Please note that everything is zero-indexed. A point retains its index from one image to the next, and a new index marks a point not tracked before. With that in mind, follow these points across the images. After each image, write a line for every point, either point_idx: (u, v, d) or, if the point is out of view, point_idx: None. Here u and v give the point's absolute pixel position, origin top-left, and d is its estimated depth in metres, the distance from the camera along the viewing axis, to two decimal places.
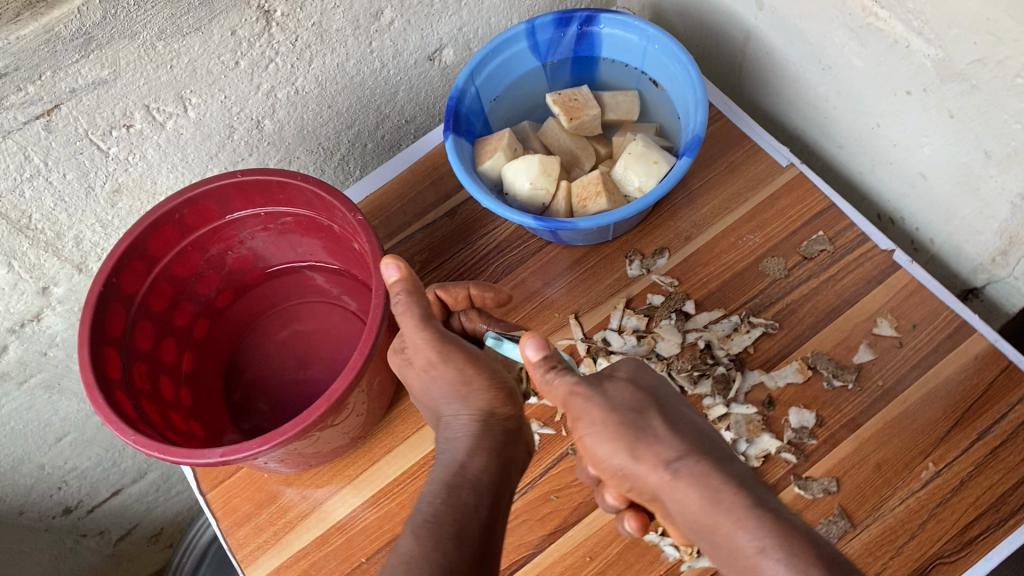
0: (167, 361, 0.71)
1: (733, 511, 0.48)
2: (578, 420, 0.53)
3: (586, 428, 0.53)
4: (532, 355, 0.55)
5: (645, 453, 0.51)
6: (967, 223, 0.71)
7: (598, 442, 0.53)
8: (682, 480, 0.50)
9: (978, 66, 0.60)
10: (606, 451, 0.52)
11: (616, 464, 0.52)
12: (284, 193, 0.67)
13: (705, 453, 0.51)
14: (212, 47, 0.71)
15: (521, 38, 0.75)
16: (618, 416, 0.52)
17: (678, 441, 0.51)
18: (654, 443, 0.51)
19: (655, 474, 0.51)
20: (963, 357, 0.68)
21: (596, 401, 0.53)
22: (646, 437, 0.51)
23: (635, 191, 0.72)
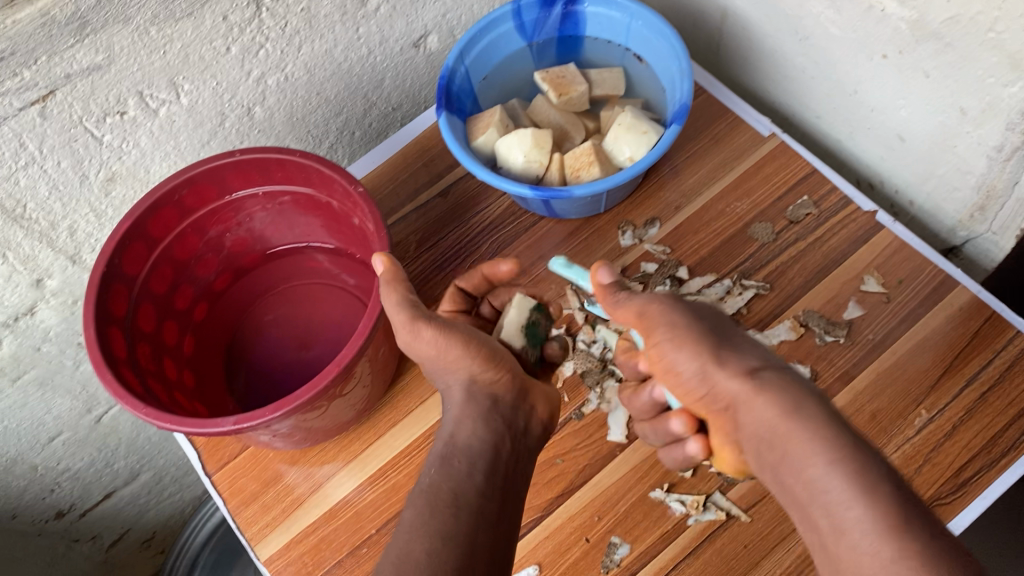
0: (169, 344, 0.71)
1: (813, 423, 0.46)
2: (656, 320, 0.53)
3: (663, 333, 0.53)
4: (604, 279, 0.58)
5: (730, 363, 0.50)
6: (946, 181, 0.73)
7: (672, 349, 0.52)
8: (766, 389, 0.48)
9: (952, 24, 0.63)
10: (680, 356, 0.51)
11: (673, 362, 0.52)
12: (282, 171, 0.68)
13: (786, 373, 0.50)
14: (204, 32, 0.72)
15: (507, 19, 0.77)
16: (696, 319, 0.52)
17: (757, 359, 0.50)
18: (737, 354, 0.50)
19: (738, 381, 0.49)
20: (948, 308, 0.70)
21: (675, 309, 0.53)
22: (732, 349, 0.51)
23: (626, 161, 0.73)
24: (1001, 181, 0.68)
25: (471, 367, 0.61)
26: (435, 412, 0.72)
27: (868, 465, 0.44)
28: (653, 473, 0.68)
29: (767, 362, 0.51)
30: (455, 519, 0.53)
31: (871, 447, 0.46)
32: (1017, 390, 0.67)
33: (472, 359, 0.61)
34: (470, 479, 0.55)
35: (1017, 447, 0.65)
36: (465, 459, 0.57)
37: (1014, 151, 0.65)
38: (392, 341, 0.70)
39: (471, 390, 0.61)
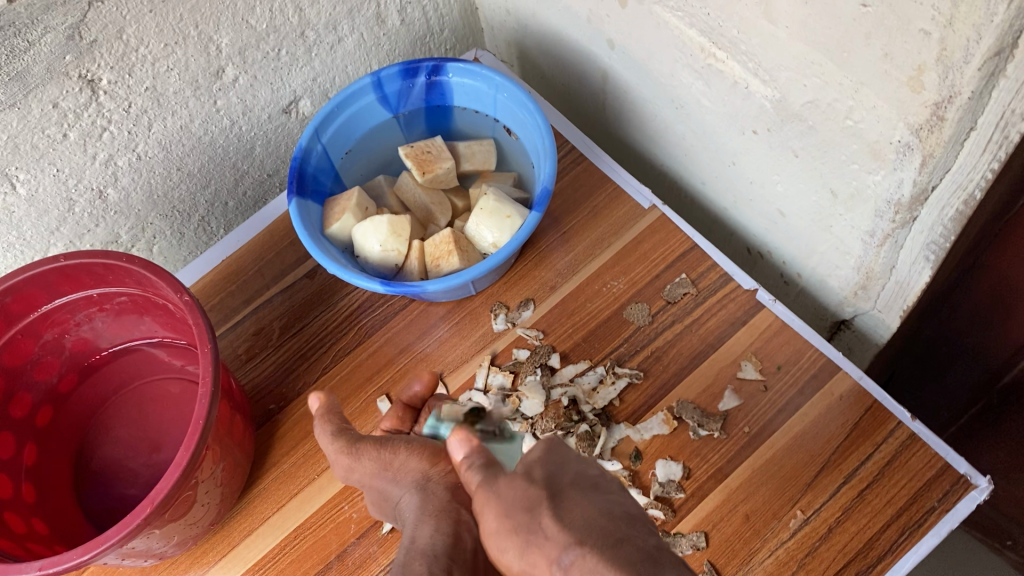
0: (4, 458, 0.66)
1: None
2: (479, 516, 0.44)
3: (487, 535, 0.43)
4: (458, 457, 0.47)
5: (542, 559, 0.40)
6: (827, 258, 0.70)
7: (500, 551, 0.43)
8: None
9: (812, 107, 0.58)
10: (507, 562, 0.42)
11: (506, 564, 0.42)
12: (112, 274, 0.64)
13: (598, 536, 0.39)
14: (33, 122, 0.67)
15: (367, 91, 0.72)
16: (503, 507, 0.43)
17: (569, 531, 0.40)
18: (546, 542, 0.40)
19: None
20: (828, 397, 0.66)
21: (490, 501, 0.43)
22: (539, 537, 0.41)
23: (490, 247, 0.70)
24: (878, 264, 0.65)
25: (422, 467, 0.53)
26: (292, 519, 0.67)
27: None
28: None
29: (587, 525, 0.40)
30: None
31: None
32: (896, 488, 0.62)
33: (420, 456, 0.53)
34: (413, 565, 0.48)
35: (893, 552, 0.60)
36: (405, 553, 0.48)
37: (885, 238, 0.62)
38: (241, 447, 0.66)
39: (426, 489, 0.52)
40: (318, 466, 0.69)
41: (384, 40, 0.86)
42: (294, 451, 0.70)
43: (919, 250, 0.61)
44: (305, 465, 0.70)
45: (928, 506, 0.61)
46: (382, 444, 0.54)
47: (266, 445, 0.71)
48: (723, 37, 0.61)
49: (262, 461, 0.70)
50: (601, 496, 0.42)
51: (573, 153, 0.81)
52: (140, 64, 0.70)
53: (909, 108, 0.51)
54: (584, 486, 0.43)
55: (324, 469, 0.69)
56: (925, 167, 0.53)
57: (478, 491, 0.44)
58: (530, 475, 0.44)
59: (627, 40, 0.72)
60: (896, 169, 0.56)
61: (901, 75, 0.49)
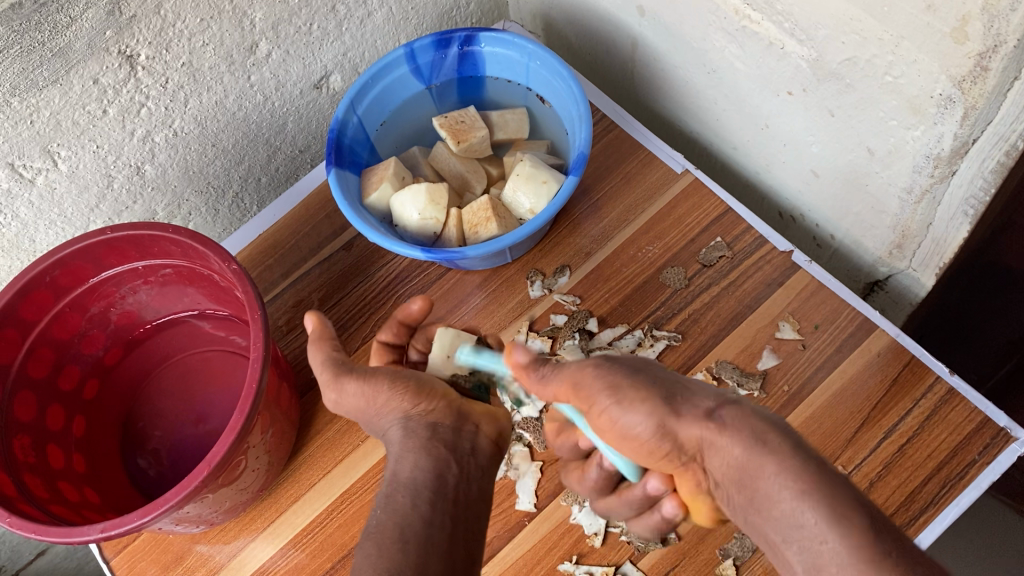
0: (54, 429, 0.67)
1: (775, 453, 0.42)
2: (591, 395, 0.47)
3: (602, 403, 0.47)
4: (518, 359, 0.52)
5: (686, 412, 0.45)
6: (862, 218, 0.70)
7: (619, 412, 0.46)
8: (729, 428, 0.43)
9: (850, 65, 0.59)
10: (625, 422, 0.46)
11: (622, 420, 0.46)
12: (158, 246, 0.65)
13: (737, 403, 0.45)
14: (74, 98, 0.67)
15: (401, 62, 0.73)
16: (636, 378, 0.47)
17: (713, 398, 0.45)
18: (688, 403, 0.45)
19: (700, 429, 0.44)
20: (866, 355, 0.67)
21: (612, 372, 0.47)
22: (678, 400, 0.46)
23: (527, 213, 0.70)
24: (914, 222, 0.65)
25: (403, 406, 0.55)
26: (338, 485, 0.69)
27: (836, 504, 0.39)
28: (562, 544, 0.65)
29: (723, 395, 0.46)
30: (404, 552, 0.46)
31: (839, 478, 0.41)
32: (937, 441, 0.63)
33: (403, 394, 0.55)
34: (415, 511, 0.49)
35: (936, 504, 0.61)
36: (405, 495, 0.50)
37: (923, 194, 0.62)
38: (287, 415, 0.67)
39: (408, 426, 0.54)
40: (362, 433, 0.70)
41: (412, 13, 0.87)
42: (337, 419, 0.71)
43: (957, 205, 0.61)
44: (349, 432, 0.71)
45: (969, 459, 0.62)
46: (365, 376, 0.55)
47: (309, 414, 0.72)
48: None
49: (306, 430, 0.72)
50: (701, 385, 0.47)
51: (604, 121, 0.81)
52: (177, 40, 0.70)
53: (952, 60, 0.51)
54: (665, 368, 0.49)
55: (368, 436, 0.70)
56: (967, 119, 0.54)
57: (585, 370, 0.48)
58: (633, 362, 0.49)
59: (658, 6, 0.72)
60: (936, 124, 0.56)
61: (944, 27, 0.50)
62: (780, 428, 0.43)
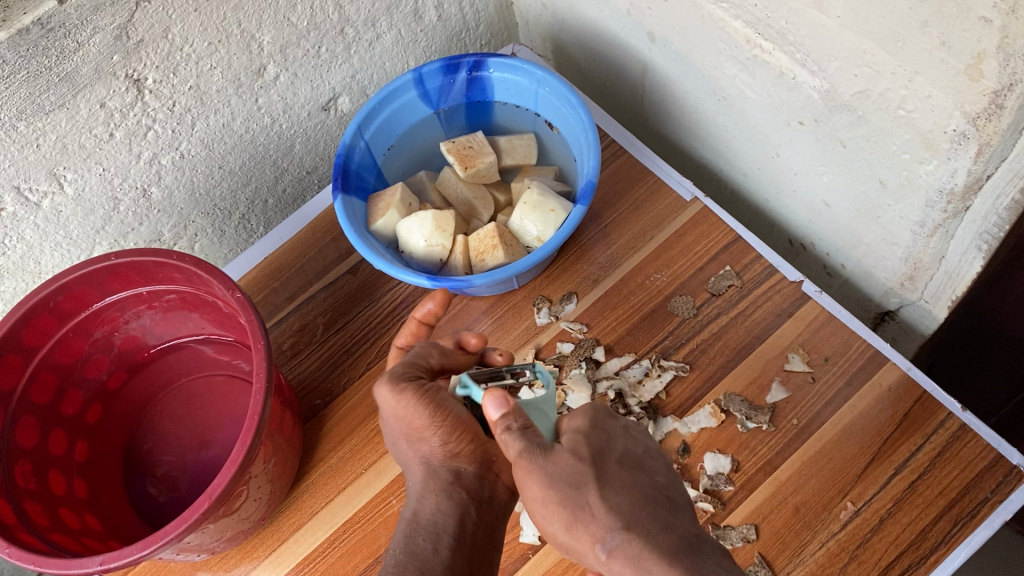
0: (56, 454, 0.67)
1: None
2: (523, 483, 0.49)
3: (533, 501, 0.49)
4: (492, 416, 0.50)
5: (583, 531, 0.46)
6: (874, 249, 0.69)
7: (543, 512, 0.48)
8: (614, 562, 0.45)
9: (863, 98, 0.58)
10: (549, 524, 0.48)
11: (546, 521, 0.48)
12: (162, 272, 0.65)
13: (641, 528, 0.45)
14: (81, 121, 0.67)
15: (409, 87, 0.73)
16: (553, 482, 0.47)
17: (614, 515, 0.46)
18: (591, 521, 0.46)
19: (593, 553, 0.46)
20: (877, 389, 0.66)
21: (533, 471, 0.48)
22: (585, 515, 0.46)
23: (534, 240, 0.70)
24: (927, 254, 0.64)
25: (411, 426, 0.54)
26: (340, 513, 0.68)
27: None
28: None
29: (626, 512, 0.46)
30: None
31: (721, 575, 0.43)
32: (948, 479, 0.62)
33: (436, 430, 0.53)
34: (436, 557, 0.49)
35: (946, 544, 0.60)
36: None
37: (936, 228, 0.61)
38: (290, 442, 0.67)
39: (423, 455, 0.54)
40: (366, 461, 0.70)
41: (421, 36, 0.87)
42: (341, 446, 0.71)
43: (971, 239, 0.60)
44: (353, 459, 0.70)
45: (981, 497, 0.61)
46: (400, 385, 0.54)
47: (312, 441, 0.72)
48: (771, 28, 0.61)
49: (310, 456, 0.71)
50: (639, 481, 0.48)
51: (612, 146, 0.81)
52: (184, 63, 0.70)
53: (967, 97, 0.51)
54: (620, 460, 0.49)
55: (372, 463, 0.69)
56: (982, 155, 0.53)
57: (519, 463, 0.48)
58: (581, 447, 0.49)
59: (669, 33, 0.72)
60: (950, 159, 0.55)
61: (959, 64, 0.49)
62: (679, 547, 0.44)
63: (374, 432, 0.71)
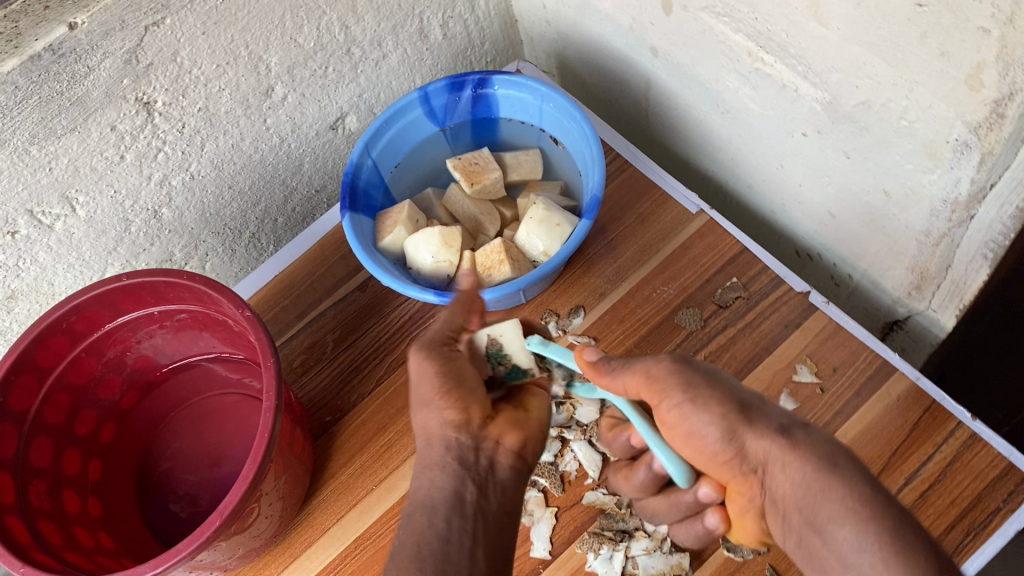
0: (70, 474, 0.68)
1: (846, 478, 0.44)
2: (664, 394, 0.50)
3: (666, 403, 0.50)
4: (591, 358, 0.55)
5: (756, 422, 0.48)
6: (880, 259, 0.69)
7: (690, 417, 0.49)
8: (800, 449, 0.46)
9: (864, 108, 0.58)
10: (693, 422, 0.49)
11: (695, 427, 0.49)
12: (173, 292, 0.66)
13: (810, 434, 0.47)
14: (92, 145, 0.68)
15: (414, 106, 0.73)
16: (722, 386, 0.49)
17: (812, 448, 0.46)
18: (765, 417, 0.48)
19: (768, 447, 0.47)
20: (886, 399, 0.66)
21: (701, 389, 0.49)
22: (756, 416, 0.48)
23: (540, 255, 0.70)
24: (933, 263, 0.64)
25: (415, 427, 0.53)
26: (351, 530, 0.68)
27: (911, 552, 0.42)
28: None
29: (782, 414, 0.49)
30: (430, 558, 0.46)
31: (920, 545, 0.42)
32: (959, 488, 0.62)
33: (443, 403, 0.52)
34: None
35: (959, 554, 0.60)
36: None
37: (942, 236, 0.61)
38: (300, 461, 0.67)
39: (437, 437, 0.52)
40: (377, 476, 0.70)
41: (427, 54, 0.88)
42: (352, 462, 0.71)
43: (976, 249, 0.60)
44: (364, 475, 0.70)
45: (993, 507, 0.61)
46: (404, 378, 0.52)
47: (323, 457, 0.72)
48: (772, 41, 0.61)
49: (320, 473, 0.71)
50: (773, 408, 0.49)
51: (617, 160, 0.81)
52: (193, 86, 0.71)
53: (968, 107, 0.51)
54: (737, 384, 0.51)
55: (382, 479, 0.70)
56: (984, 164, 0.53)
57: (630, 369, 0.52)
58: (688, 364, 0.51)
59: (672, 48, 0.72)
60: (953, 168, 0.55)
61: (959, 74, 0.50)
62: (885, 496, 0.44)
63: (385, 447, 0.71)
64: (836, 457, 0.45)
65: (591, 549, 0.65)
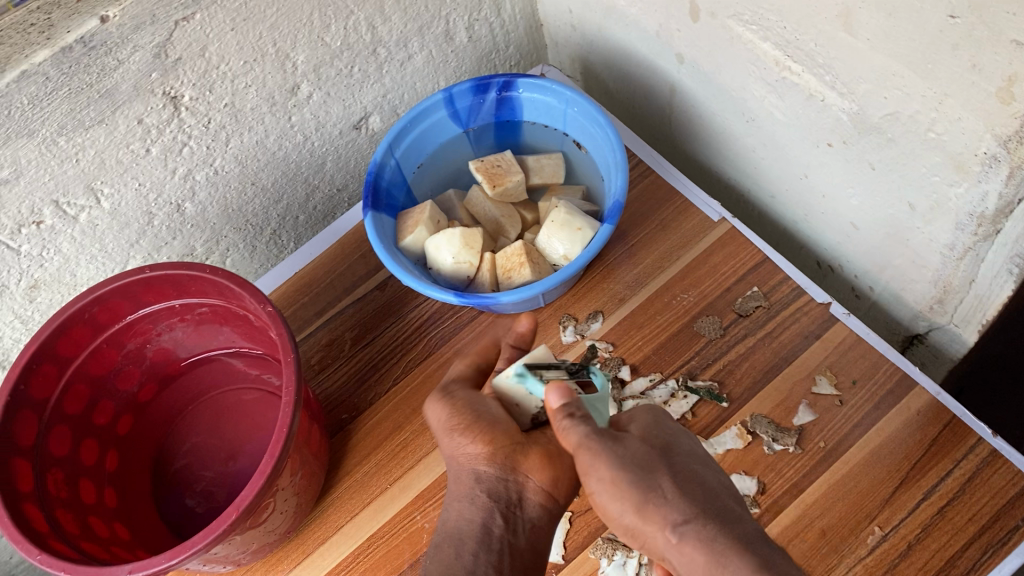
0: (87, 464, 0.68)
1: (726, 574, 0.46)
2: (587, 472, 0.51)
3: (595, 485, 0.51)
4: (555, 403, 0.52)
5: (656, 511, 0.49)
6: (903, 272, 0.69)
7: (604, 496, 0.51)
8: (688, 544, 0.48)
9: (892, 120, 0.58)
10: (611, 507, 0.51)
11: (610, 507, 0.51)
12: (195, 285, 0.66)
13: (712, 516, 0.48)
14: (118, 137, 0.69)
15: (439, 107, 0.74)
16: (626, 466, 0.50)
17: (693, 538, 0.48)
18: (663, 504, 0.49)
19: (663, 538, 0.49)
20: (905, 413, 0.65)
21: (607, 464, 0.50)
22: (657, 498, 0.49)
23: (560, 259, 0.70)
24: (957, 277, 0.64)
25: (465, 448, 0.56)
26: (365, 528, 0.68)
27: None
28: None
29: (694, 500, 0.49)
30: None
31: None
32: (978, 505, 0.61)
33: None
34: None
35: (976, 571, 0.59)
36: None
37: (966, 250, 0.61)
38: (316, 458, 0.67)
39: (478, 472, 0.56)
40: (391, 476, 0.70)
41: (452, 56, 0.88)
42: (367, 460, 0.71)
43: (1001, 263, 0.60)
44: (378, 474, 0.70)
45: (1012, 525, 0.60)
46: None
47: (339, 454, 0.72)
48: (800, 50, 0.61)
49: (335, 471, 0.71)
50: (697, 469, 0.52)
51: (640, 166, 0.81)
52: (220, 81, 0.71)
53: (998, 120, 0.51)
54: (686, 447, 0.54)
55: (396, 478, 0.70)
56: (1012, 178, 0.53)
57: (578, 443, 0.50)
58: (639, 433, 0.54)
59: (699, 55, 0.72)
60: (980, 182, 0.55)
61: (990, 86, 0.49)
62: (767, 567, 0.45)
63: (400, 447, 0.71)
64: (725, 553, 0.46)
65: (605, 555, 0.65)
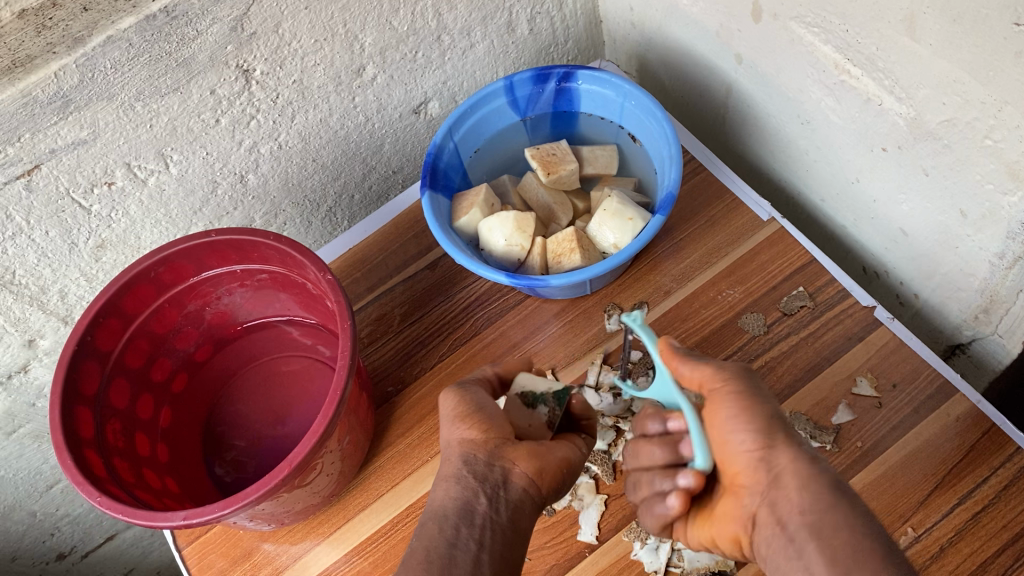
0: (143, 417, 0.71)
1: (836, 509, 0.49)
2: (717, 404, 0.55)
3: (716, 414, 0.55)
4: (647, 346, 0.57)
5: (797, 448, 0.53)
6: (949, 280, 0.70)
7: (730, 426, 0.55)
8: (815, 478, 0.51)
9: (949, 126, 0.59)
10: (733, 441, 0.54)
11: (729, 438, 0.54)
12: (257, 252, 0.68)
13: (828, 465, 0.52)
14: (191, 106, 0.72)
15: (500, 94, 0.75)
16: (760, 405, 0.55)
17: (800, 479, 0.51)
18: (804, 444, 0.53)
19: (783, 476, 0.52)
20: (944, 418, 0.66)
21: (730, 399, 0.55)
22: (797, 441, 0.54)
23: (610, 247, 0.71)
24: (1004, 287, 0.64)
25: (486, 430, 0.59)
26: (406, 497, 0.70)
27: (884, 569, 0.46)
28: None
29: (796, 445, 0.54)
30: None
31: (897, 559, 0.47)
32: (1013, 513, 0.62)
33: None
34: None
35: None
36: None
37: (1016, 260, 0.61)
38: (361, 426, 0.69)
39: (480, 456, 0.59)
40: (432, 449, 0.72)
41: (512, 47, 0.89)
42: (410, 432, 0.73)
43: None
44: (419, 447, 0.72)
45: None
46: None
47: (383, 426, 0.74)
48: (860, 54, 0.62)
49: (379, 441, 0.74)
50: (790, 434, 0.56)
51: (691, 164, 0.82)
52: (291, 58, 0.74)
53: None
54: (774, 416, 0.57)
55: (437, 452, 0.72)
56: None
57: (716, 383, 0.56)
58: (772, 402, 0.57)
59: (758, 56, 0.73)
60: None
61: None
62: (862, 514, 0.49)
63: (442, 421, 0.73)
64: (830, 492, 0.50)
65: (638, 538, 0.66)
